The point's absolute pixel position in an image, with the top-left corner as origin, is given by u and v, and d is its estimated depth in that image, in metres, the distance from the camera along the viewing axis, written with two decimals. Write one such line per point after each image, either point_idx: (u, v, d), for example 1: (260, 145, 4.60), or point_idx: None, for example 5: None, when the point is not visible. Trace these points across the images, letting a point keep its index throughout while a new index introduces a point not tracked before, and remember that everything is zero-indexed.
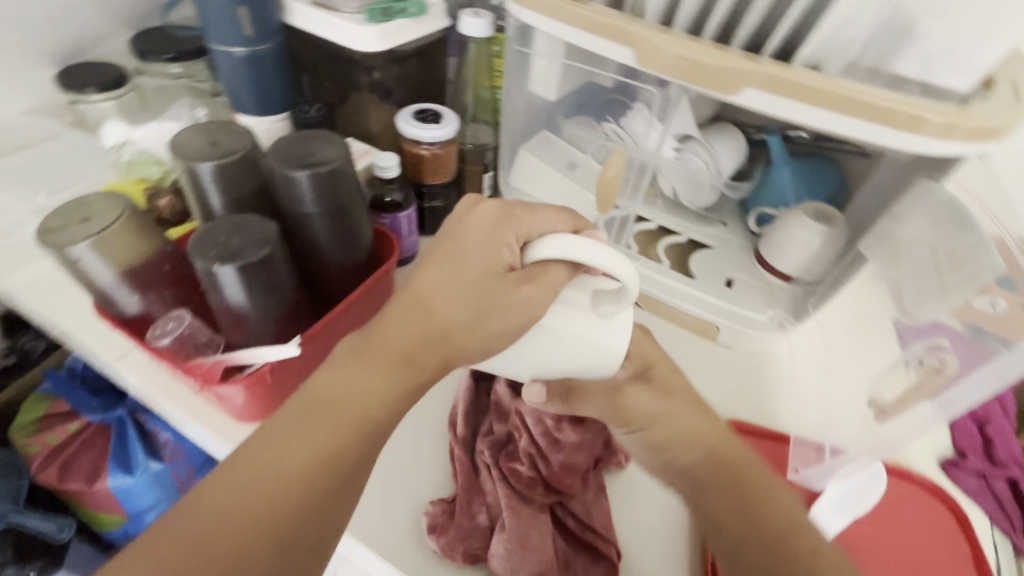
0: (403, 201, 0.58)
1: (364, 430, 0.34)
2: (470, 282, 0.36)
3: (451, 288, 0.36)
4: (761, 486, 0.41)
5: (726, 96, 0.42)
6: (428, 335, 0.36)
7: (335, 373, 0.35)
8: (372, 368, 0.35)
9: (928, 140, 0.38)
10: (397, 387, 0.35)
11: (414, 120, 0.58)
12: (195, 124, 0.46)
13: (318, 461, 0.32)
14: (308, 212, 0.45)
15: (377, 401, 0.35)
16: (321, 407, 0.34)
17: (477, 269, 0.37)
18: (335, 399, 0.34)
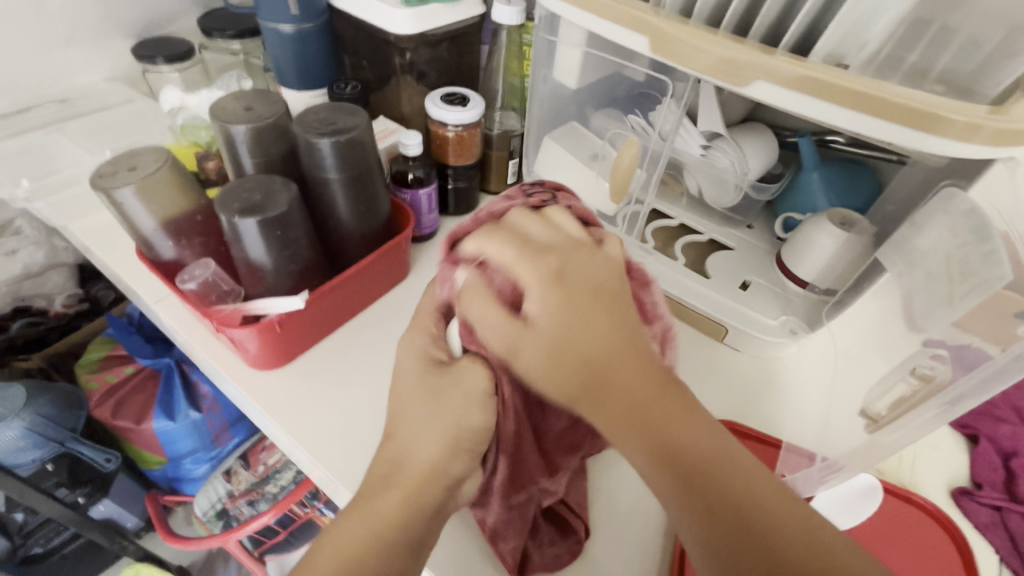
0: (425, 177, 0.60)
1: (398, 544, 0.35)
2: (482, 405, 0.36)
3: (443, 418, 0.36)
4: (685, 449, 0.32)
5: (738, 89, 0.41)
6: (430, 467, 0.36)
7: (362, 500, 0.36)
8: (392, 498, 0.35)
9: (950, 142, 0.36)
10: (419, 500, 0.35)
11: (442, 102, 0.60)
12: (237, 92, 0.51)
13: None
14: (329, 177, 0.48)
15: (399, 524, 0.35)
16: (388, 477, 0.36)
17: (451, 395, 0.36)
18: (367, 530, 0.34)
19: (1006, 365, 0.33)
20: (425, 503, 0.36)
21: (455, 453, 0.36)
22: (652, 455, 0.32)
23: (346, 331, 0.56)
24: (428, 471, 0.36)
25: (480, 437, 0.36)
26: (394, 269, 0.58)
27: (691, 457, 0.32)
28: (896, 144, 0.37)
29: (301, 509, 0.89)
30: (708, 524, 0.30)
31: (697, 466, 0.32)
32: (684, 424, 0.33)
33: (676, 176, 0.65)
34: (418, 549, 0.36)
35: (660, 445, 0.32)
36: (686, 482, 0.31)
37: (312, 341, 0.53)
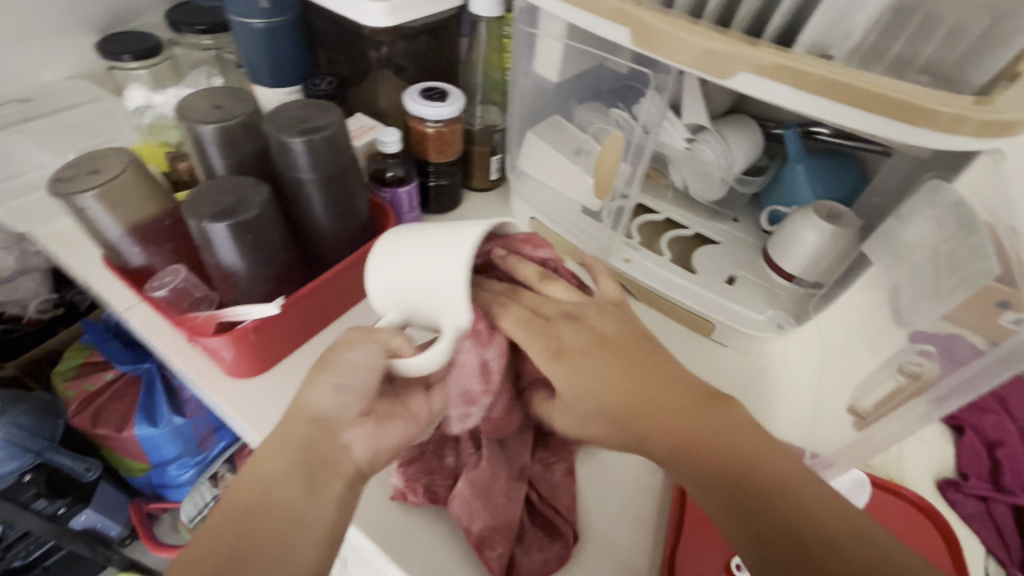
0: (405, 176, 0.59)
1: (286, 481, 0.35)
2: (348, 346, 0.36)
3: (314, 367, 0.37)
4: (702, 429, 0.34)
5: (721, 82, 0.40)
6: (316, 415, 0.36)
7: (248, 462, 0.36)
8: (273, 442, 0.36)
9: (936, 135, 0.35)
10: (298, 439, 0.36)
11: (421, 98, 0.59)
12: (205, 89, 0.49)
13: (248, 525, 0.34)
14: (303, 178, 0.46)
15: (288, 456, 0.35)
16: (274, 430, 0.37)
17: (325, 356, 0.37)
18: (254, 482, 0.35)
19: (993, 363, 0.33)
20: (301, 453, 0.36)
21: (340, 397, 0.37)
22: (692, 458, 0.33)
23: (327, 334, 0.54)
24: (309, 411, 0.36)
25: (346, 371, 0.36)
26: None
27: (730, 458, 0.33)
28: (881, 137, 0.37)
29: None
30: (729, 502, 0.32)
31: (725, 453, 0.33)
32: (729, 433, 0.33)
33: (661, 169, 0.64)
34: (314, 488, 0.35)
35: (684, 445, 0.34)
36: (726, 492, 0.32)
37: (289, 348, 0.52)
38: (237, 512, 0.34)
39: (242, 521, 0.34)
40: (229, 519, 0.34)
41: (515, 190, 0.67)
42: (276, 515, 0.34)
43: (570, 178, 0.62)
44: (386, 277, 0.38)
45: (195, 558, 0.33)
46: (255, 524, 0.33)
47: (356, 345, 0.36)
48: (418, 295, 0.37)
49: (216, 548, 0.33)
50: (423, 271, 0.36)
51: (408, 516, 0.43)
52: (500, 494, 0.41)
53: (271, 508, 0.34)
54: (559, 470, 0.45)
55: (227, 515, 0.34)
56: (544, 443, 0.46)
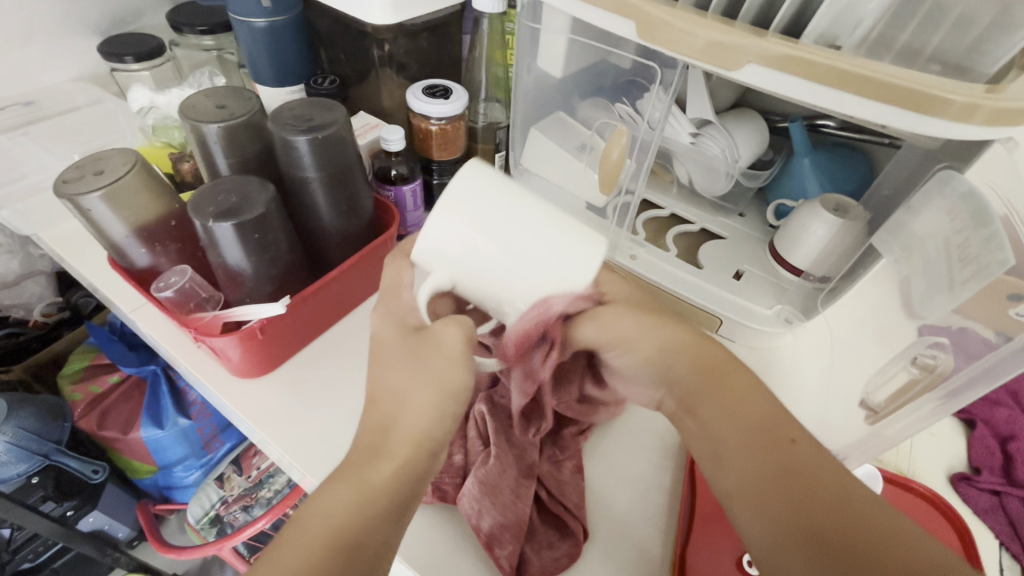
0: (408, 174, 0.59)
1: (391, 506, 0.33)
2: (454, 362, 0.36)
3: (426, 381, 0.35)
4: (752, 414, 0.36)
5: (728, 74, 0.40)
6: (421, 435, 0.35)
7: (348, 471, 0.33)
8: (386, 463, 0.34)
9: (948, 124, 0.34)
10: (410, 464, 0.34)
11: (424, 95, 0.58)
12: (208, 89, 0.49)
13: (353, 544, 0.31)
14: (307, 177, 0.46)
15: (399, 481, 0.33)
16: (376, 448, 0.34)
17: (435, 368, 0.36)
18: (363, 494, 0.32)
19: (1008, 356, 0.34)
20: (410, 480, 0.34)
21: (451, 421, 0.36)
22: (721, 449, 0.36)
23: (333, 334, 0.54)
24: (419, 429, 0.35)
25: (459, 393, 0.36)
26: (383, 267, 0.56)
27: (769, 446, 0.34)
28: (890, 128, 0.36)
29: (269, 492, 0.88)
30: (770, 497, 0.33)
31: (784, 447, 0.34)
32: (770, 431, 0.35)
33: (666, 165, 0.64)
34: (410, 516, 0.34)
35: (716, 436, 0.36)
36: (769, 488, 0.33)
37: (294, 347, 0.51)
38: (339, 535, 0.31)
39: (348, 535, 0.31)
40: (332, 533, 0.31)
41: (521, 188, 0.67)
42: (377, 540, 0.32)
43: (575, 174, 0.61)
44: (461, 251, 0.36)
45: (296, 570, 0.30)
46: (360, 549, 0.31)
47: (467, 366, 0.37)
48: (484, 284, 0.37)
49: (316, 564, 0.30)
50: (509, 268, 0.35)
51: (417, 515, 0.42)
52: (509, 492, 0.41)
53: (374, 535, 0.32)
54: (568, 467, 0.45)
55: (325, 534, 0.31)
56: (553, 440, 0.46)
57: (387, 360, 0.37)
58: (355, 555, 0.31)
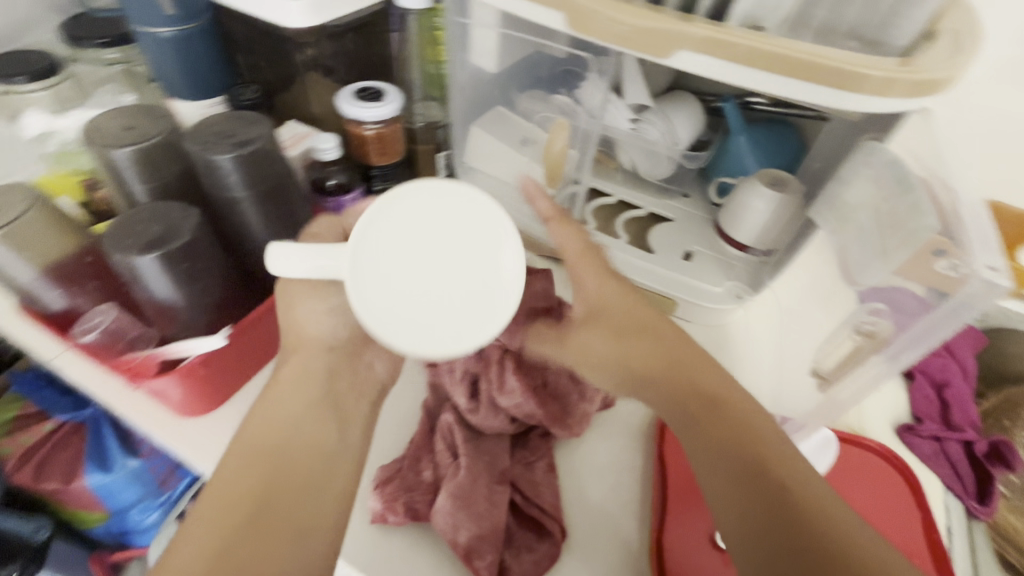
0: (348, 183, 0.56)
1: (292, 466, 0.36)
2: (299, 404, 0.38)
3: (296, 368, 0.39)
4: (700, 406, 0.38)
5: (659, 60, 0.40)
6: (310, 380, 0.39)
7: (206, 497, 0.34)
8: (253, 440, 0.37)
9: (867, 98, 0.36)
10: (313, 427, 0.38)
11: (355, 100, 0.56)
12: (113, 109, 0.45)
13: (257, 503, 0.35)
14: (236, 197, 0.43)
15: (264, 471, 0.36)
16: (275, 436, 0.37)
17: (308, 349, 0.40)
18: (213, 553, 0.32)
19: (944, 316, 0.33)
20: (316, 435, 0.38)
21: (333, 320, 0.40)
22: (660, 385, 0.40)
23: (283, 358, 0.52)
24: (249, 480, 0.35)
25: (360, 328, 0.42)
26: None
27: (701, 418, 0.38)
28: (817, 104, 0.37)
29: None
30: (675, 405, 0.39)
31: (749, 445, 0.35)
32: (730, 448, 0.36)
33: (609, 152, 0.64)
34: (341, 425, 0.40)
35: (700, 429, 0.37)
36: (732, 465, 0.35)
37: (243, 377, 0.49)
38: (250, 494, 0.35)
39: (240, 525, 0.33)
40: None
41: (466, 185, 0.67)
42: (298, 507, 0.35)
43: (520, 168, 0.61)
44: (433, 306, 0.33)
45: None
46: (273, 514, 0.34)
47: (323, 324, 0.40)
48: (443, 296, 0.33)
49: (229, 533, 0.33)
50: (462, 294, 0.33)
51: (388, 537, 0.41)
52: (483, 500, 0.40)
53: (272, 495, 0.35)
54: (541, 466, 0.44)
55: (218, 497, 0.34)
56: (522, 443, 0.45)
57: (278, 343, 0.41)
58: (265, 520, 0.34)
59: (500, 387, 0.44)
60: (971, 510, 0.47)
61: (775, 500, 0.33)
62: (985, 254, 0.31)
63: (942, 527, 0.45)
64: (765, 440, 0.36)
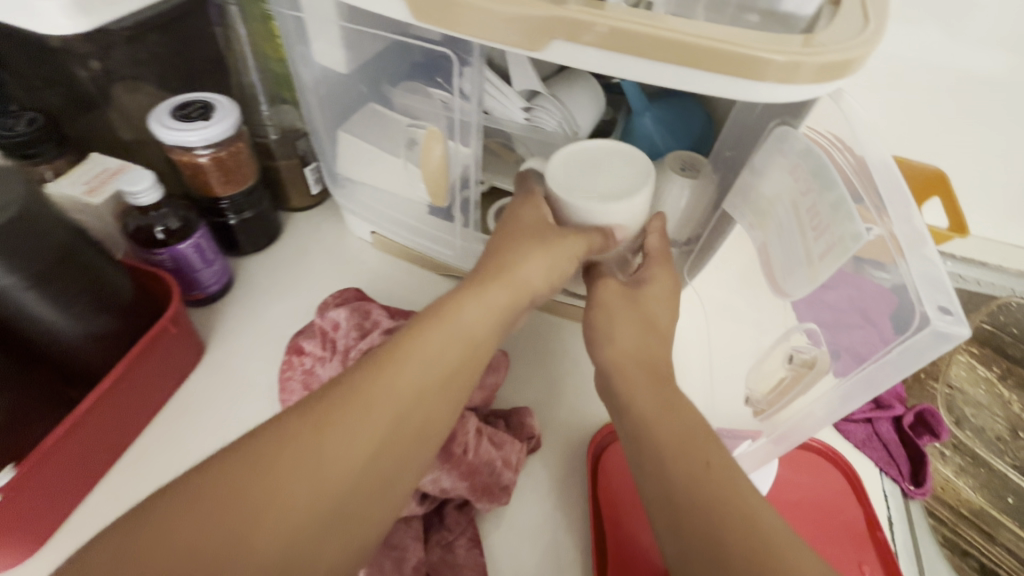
0: (183, 227, 0.45)
1: (422, 385, 0.32)
2: (483, 320, 0.35)
3: (500, 288, 0.36)
4: (684, 438, 0.31)
5: (532, 54, 0.32)
6: (495, 314, 0.36)
7: (367, 384, 0.31)
8: (443, 354, 0.34)
9: (775, 86, 0.30)
10: (447, 347, 0.34)
11: (174, 120, 0.44)
12: None
13: (409, 422, 0.32)
14: (4, 284, 0.32)
15: (431, 366, 0.33)
16: (458, 344, 0.34)
17: (514, 291, 0.36)
18: (305, 475, 0.28)
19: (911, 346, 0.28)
20: (440, 356, 0.34)
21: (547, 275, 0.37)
22: (653, 411, 0.33)
23: (126, 463, 0.42)
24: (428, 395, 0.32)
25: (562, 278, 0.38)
26: (179, 356, 0.44)
27: (664, 368, 0.35)
28: (718, 96, 0.31)
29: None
30: (647, 441, 0.31)
31: (730, 492, 0.28)
32: (697, 489, 0.29)
33: (506, 143, 0.55)
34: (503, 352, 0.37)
35: (669, 472, 0.30)
36: (698, 509, 0.28)
37: (71, 502, 0.39)
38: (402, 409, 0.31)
39: (380, 435, 0.30)
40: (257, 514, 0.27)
41: (344, 200, 0.57)
42: (423, 429, 0.32)
43: (401, 178, 0.52)
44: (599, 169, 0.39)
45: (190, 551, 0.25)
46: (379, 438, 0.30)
47: (547, 247, 0.37)
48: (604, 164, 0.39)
49: (368, 434, 0.30)
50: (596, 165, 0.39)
51: None
52: None
53: (432, 417, 0.33)
54: (463, 545, 0.38)
55: (346, 404, 0.31)
56: (437, 520, 0.39)
57: (491, 256, 0.37)
58: (375, 436, 0.30)
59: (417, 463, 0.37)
60: (908, 493, 0.46)
61: (752, 556, 0.26)
62: (932, 292, 0.28)
63: (884, 519, 0.44)
64: (737, 489, 0.28)
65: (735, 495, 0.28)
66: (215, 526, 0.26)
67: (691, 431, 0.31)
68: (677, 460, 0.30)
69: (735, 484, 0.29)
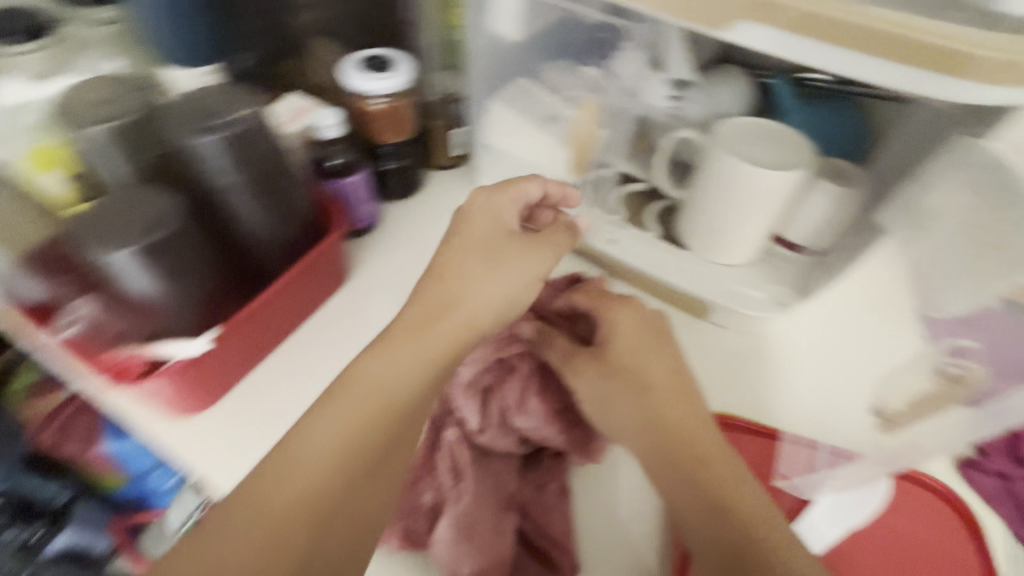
0: (349, 165, 0.52)
1: (410, 393, 0.36)
2: (499, 285, 0.40)
3: (465, 311, 0.39)
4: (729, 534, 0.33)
5: (712, 32, 0.33)
6: (478, 315, 0.39)
7: (349, 381, 0.36)
8: (416, 354, 0.37)
9: (973, 86, 0.29)
10: (430, 357, 0.38)
11: (362, 70, 0.50)
12: (93, 81, 0.40)
13: (367, 434, 0.34)
14: (227, 183, 0.39)
15: (403, 368, 0.37)
16: (401, 364, 0.37)
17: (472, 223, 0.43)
18: (308, 466, 0.33)
19: None
20: (418, 364, 0.37)
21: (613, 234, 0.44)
22: (686, 495, 0.35)
23: (280, 355, 0.49)
24: (423, 384, 0.37)
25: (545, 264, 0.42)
26: (331, 274, 0.51)
27: (695, 443, 0.37)
28: (913, 90, 0.30)
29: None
30: (700, 530, 0.34)
31: None
32: None
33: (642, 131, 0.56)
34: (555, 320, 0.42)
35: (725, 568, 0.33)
36: None
37: (236, 376, 0.46)
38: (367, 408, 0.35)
39: (359, 448, 0.34)
40: (336, 447, 0.34)
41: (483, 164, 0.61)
42: (373, 446, 0.35)
43: (544, 150, 0.56)
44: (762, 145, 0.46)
45: (284, 494, 0.32)
46: (352, 451, 0.34)
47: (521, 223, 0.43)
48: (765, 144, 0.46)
49: (345, 446, 0.34)
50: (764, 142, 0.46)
51: (390, 562, 0.38)
52: (488, 531, 0.37)
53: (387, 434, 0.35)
54: (551, 493, 0.40)
55: (347, 410, 0.35)
56: (533, 462, 0.42)
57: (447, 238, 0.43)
58: (347, 448, 0.34)
59: (520, 407, 0.39)
60: None
61: None
62: None
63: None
64: None
65: None
66: (242, 520, 0.31)
67: (742, 527, 0.33)
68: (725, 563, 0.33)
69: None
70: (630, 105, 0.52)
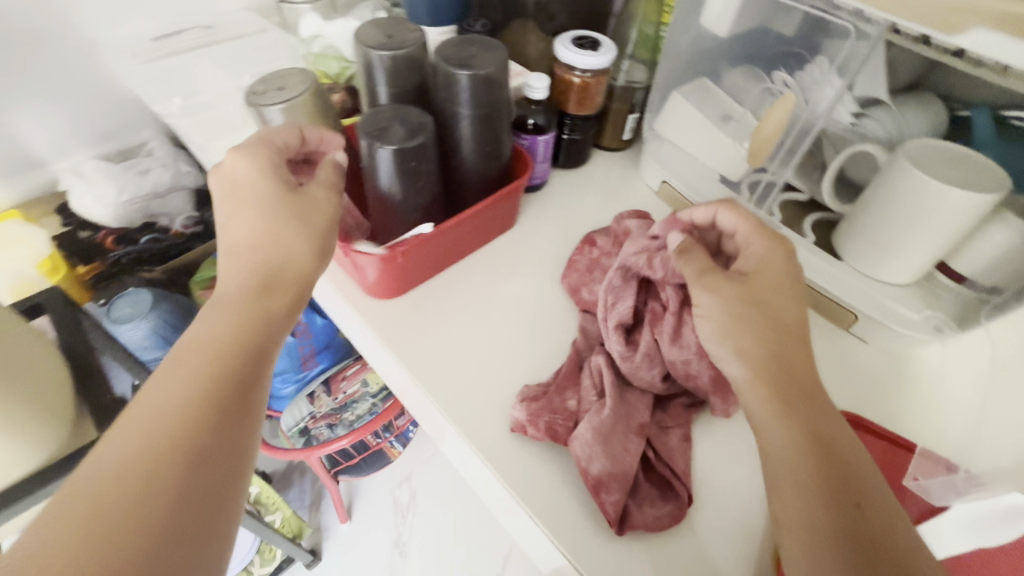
0: (544, 125, 0.59)
1: (226, 339, 0.36)
2: (247, 219, 0.41)
3: (277, 249, 0.40)
4: (828, 459, 0.33)
5: (940, 37, 0.35)
6: (276, 261, 0.40)
7: (197, 338, 0.36)
8: (231, 314, 0.37)
9: None
10: (243, 309, 0.38)
11: (572, 45, 0.58)
12: (376, 20, 0.51)
13: (217, 379, 0.34)
14: (461, 114, 0.48)
15: (228, 315, 0.37)
16: (248, 301, 0.38)
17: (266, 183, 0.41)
18: (156, 407, 0.32)
19: None
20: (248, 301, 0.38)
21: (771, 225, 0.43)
22: (804, 418, 0.35)
23: (454, 271, 0.56)
24: (232, 336, 0.36)
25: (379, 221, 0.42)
26: (509, 215, 0.58)
27: (807, 381, 0.37)
28: None
29: (375, 438, 0.92)
30: (801, 452, 0.33)
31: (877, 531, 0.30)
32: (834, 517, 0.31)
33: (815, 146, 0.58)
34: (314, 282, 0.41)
35: (821, 484, 0.32)
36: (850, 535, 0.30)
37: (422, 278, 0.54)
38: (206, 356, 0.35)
39: (208, 393, 0.33)
40: (188, 395, 0.33)
41: (649, 150, 0.65)
42: (227, 390, 0.34)
43: (713, 145, 0.59)
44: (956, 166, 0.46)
45: (158, 418, 0.31)
46: (194, 393, 0.33)
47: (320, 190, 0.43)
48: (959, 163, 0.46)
49: (194, 389, 0.33)
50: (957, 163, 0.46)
51: (527, 450, 0.44)
52: (620, 444, 0.42)
53: (221, 381, 0.34)
54: (675, 436, 0.44)
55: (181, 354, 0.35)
56: (663, 407, 0.46)
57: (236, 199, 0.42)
58: (190, 394, 0.33)
59: (673, 340, 0.44)
60: None
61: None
62: None
63: None
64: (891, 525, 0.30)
65: (888, 522, 0.31)
66: (106, 459, 0.29)
67: (841, 463, 0.33)
68: (831, 483, 0.32)
69: (887, 515, 0.31)
70: (802, 110, 0.52)
